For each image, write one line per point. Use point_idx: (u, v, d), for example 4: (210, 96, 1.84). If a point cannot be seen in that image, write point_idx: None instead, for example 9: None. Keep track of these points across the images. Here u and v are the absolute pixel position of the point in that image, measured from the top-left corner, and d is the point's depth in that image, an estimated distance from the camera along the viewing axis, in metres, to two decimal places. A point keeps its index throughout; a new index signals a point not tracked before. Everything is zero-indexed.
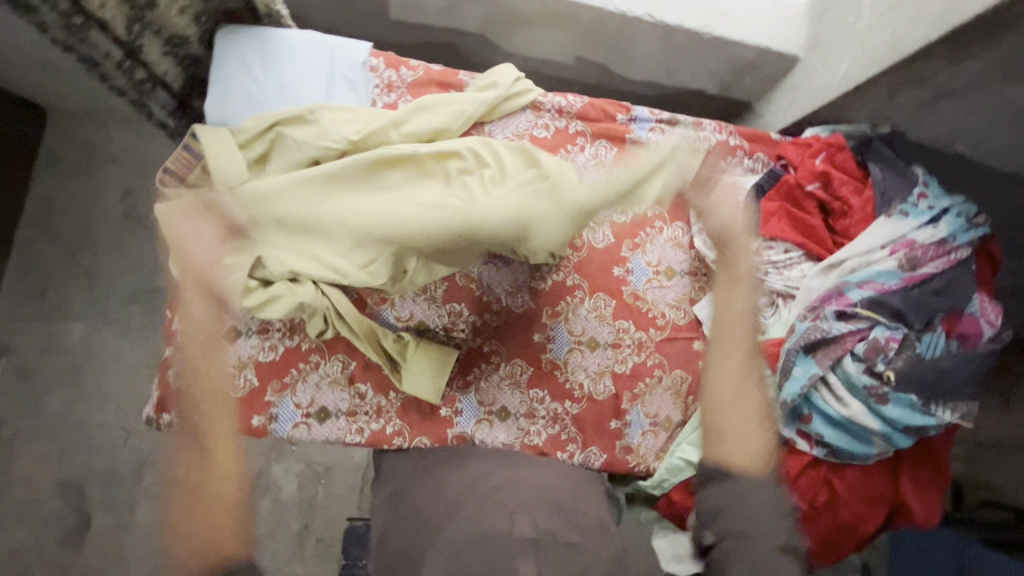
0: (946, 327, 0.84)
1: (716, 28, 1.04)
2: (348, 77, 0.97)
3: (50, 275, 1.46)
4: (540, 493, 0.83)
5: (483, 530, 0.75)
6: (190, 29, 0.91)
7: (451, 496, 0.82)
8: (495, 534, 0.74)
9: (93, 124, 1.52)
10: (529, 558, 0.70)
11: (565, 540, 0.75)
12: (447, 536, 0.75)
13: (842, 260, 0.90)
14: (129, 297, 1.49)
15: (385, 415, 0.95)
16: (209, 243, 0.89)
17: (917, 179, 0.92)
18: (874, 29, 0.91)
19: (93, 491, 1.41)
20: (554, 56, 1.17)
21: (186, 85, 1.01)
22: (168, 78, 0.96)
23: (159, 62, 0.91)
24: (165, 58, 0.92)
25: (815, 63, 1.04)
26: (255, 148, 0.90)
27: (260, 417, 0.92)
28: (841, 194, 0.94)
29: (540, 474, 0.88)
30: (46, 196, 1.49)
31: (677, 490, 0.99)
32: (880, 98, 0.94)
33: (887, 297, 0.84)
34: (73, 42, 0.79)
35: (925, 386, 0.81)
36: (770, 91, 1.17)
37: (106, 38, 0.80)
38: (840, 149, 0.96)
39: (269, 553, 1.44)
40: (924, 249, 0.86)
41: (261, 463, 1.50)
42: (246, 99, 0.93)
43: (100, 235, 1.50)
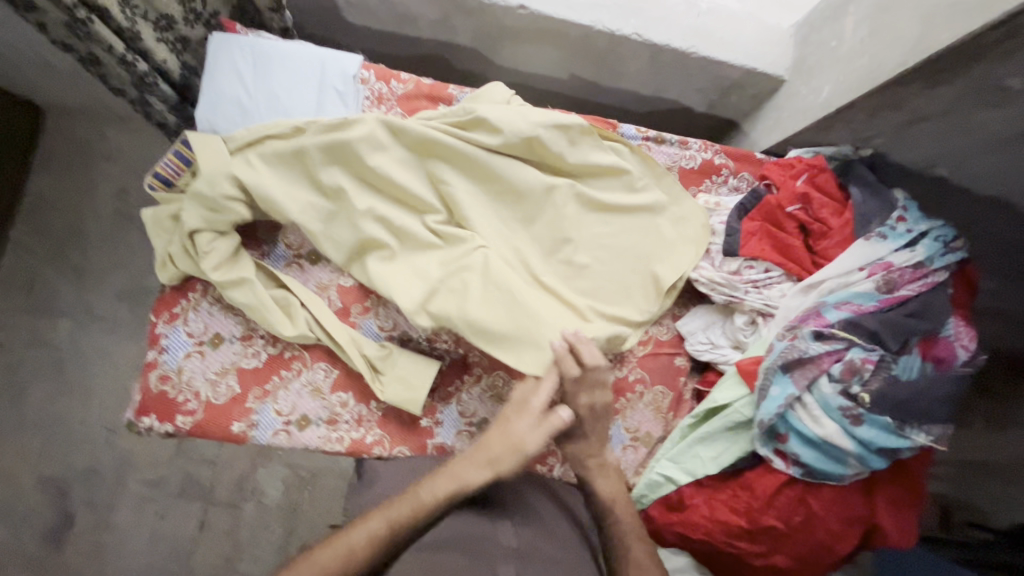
0: (921, 349, 0.85)
1: (703, 48, 1.05)
2: (338, 87, 0.98)
3: (43, 274, 1.52)
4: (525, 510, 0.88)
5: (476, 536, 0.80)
6: (172, 6, 0.92)
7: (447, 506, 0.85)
8: (482, 539, 0.80)
9: (93, 127, 1.57)
10: (510, 564, 0.76)
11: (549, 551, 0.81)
12: (434, 536, 0.79)
13: (821, 280, 0.91)
14: (119, 298, 1.54)
15: (366, 425, 0.95)
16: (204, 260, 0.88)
17: (896, 203, 0.93)
18: (856, 54, 0.93)
19: (76, 491, 1.45)
20: (546, 72, 1.19)
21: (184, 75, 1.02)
22: (168, 67, 0.96)
23: (156, 49, 0.92)
24: (159, 45, 0.93)
25: (799, 85, 1.06)
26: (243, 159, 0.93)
27: (240, 423, 0.92)
28: (821, 215, 0.95)
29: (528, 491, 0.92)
30: (44, 195, 1.55)
31: (655, 506, 0.98)
32: (860, 120, 0.95)
33: (863, 318, 0.85)
34: (80, 37, 0.81)
35: (900, 408, 0.81)
36: (758, 111, 1.19)
37: (109, 28, 0.81)
38: (822, 171, 0.97)
39: (248, 559, 1.45)
40: (901, 273, 0.87)
41: (244, 468, 1.50)
42: (237, 107, 0.95)
43: (93, 234, 1.55)
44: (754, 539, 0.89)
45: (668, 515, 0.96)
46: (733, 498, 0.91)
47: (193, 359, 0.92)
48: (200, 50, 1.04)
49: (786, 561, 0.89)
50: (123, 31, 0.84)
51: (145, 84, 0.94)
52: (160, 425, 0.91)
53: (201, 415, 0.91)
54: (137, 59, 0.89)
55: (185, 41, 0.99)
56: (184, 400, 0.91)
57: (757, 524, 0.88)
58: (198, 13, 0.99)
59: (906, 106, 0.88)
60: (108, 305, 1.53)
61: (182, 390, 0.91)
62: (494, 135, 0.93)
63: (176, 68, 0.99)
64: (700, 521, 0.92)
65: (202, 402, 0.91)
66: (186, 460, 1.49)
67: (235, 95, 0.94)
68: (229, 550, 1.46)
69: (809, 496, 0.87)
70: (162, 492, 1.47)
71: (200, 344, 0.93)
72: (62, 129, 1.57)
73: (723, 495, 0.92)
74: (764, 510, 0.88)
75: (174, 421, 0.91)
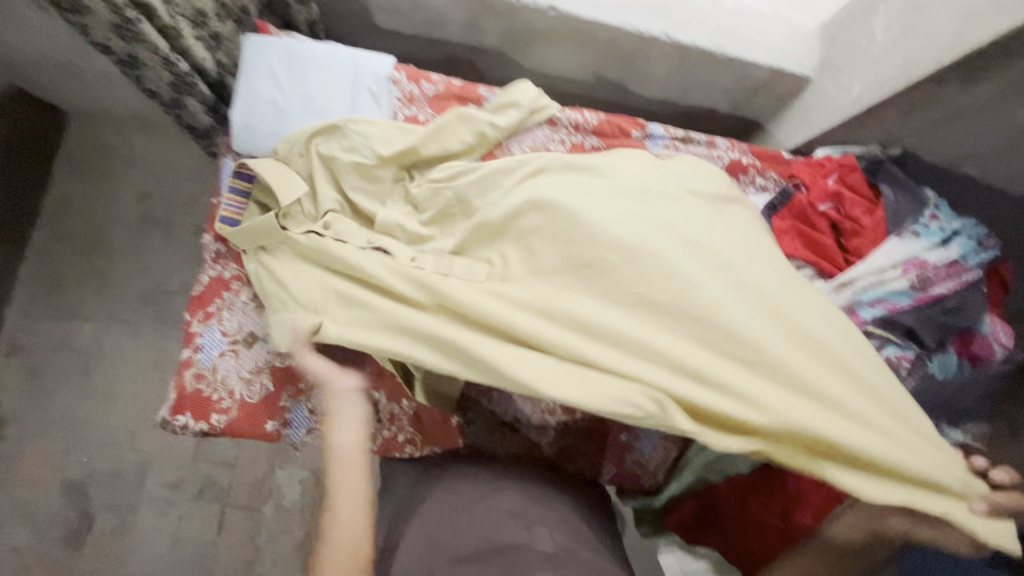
0: (957, 348, 0.85)
1: (730, 48, 1.06)
2: (371, 88, 0.99)
3: (65, 276, 1.53)
4: (553, 515, 0.82)
5: (507, 542, 0.74)
6: (206, 3, 0.94)
7: (476, 509, 0.80)
8: (515, 546, 0.74)
9: (116, 131, 1.59)
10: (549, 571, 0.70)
11: (584, 558, 0.76)
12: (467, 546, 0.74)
13: (853, 278, 0.89)
14: (140, 299, 1.55)
15: (398, 422, 0.98)
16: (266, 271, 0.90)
17: (928, 202, 0.94)
18: (888, 53, 0.93)
19: (97, 492, 1.45)
20: (571, 73, 1.20)
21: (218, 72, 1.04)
22: (206, 64, 0.98)
23: (194, 46, 0.93)
24: (197, 43, 0.95)
25: (827, 85, 1.06)
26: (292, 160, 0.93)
27: (275, 422, 0.92)
28: (852, 214, 0.95)
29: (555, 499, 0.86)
30: (66, 198, 1.57)
31: (688, 503, 1.02)
32: (892, 119, 0.96)
33: (898, 316, 0.85)
34: (126, 37, 0.84)
35: (936, 406, 0.82)
36: (783, 112, 1.19)
37: (153, 28, 0.84)
38: (853, 170, 0.98)
39: (268, 560, 1.45)
40: (935, 270, 0.87)
41: (264, 470, 1.51)
42: (273, 108, 0.95)
43: (115, 237, 1.57)
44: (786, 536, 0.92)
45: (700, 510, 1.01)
46: (766, 496, 0.94)
47: (228, 358, 0.93)
48: (234, 52, 1.05)
49: None
50: (167, 29, 0.86)
51: (184, 83, 0.96)
52: (194, 423, 0.91)
53: (235, 414, 0.91)
54: (178, 58, 0.91)
55: (219, 38, 1.01)
56: (218, 398, 0.91)
57: (792, 523, 0.90)
58: (229, 8, 1.00)
59: (942, 105, 0.88)
60: (129, 307, 1.54)
61: (216, 389, 0.92)
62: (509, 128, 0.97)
63: (213, 67, 1.01)
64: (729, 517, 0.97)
65: (236, 401, 0.92)
66: (207, 461, 1.50)
67: (270, 96, 0.95)
68: (250, 551, 1.46)
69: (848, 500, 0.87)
70: (183, 493, 1.48)
71: (234, 342, 0.93)
72: (85, 132, 1.59)
73: (756, 494, 0.94)
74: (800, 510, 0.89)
75: (208, 420, 0.91)
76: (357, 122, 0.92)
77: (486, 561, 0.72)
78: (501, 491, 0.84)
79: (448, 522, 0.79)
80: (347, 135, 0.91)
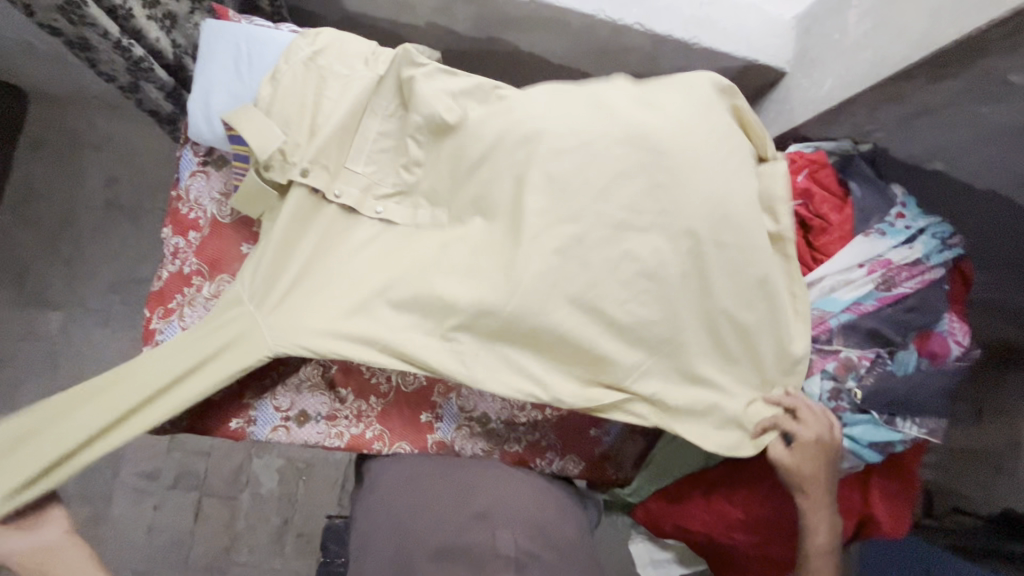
0: (917, 344, 0.87)
1: (705, 39, 1.04)
2: (312, 48, 0.92)
3: (31, 262, 1.49)
4: (529, 519, 0.84)
5: (471, 548, 0.77)
6: None
7: (430, 513, 0.83)
8: (479, 556, 0.76)
9: (78, 113, 1.54)
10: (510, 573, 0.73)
11: (546, 560, 0.78)
12: (435, 550, 0.77)
13: (820, 278, 0.90)
14: (111, 287, 1.52)
15: (365, 420, 0.95)
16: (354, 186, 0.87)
17: (896, 199, 0.93)
18: (859, 47, 0.92)
19: (69, 484, 1.43)
20: (546, 60, 1.17)
21: (176, 54, 0.99)
22: (160, 45, 0.94)
23: (147, 27, 0.89)
24: (150, 23, 0.91)
25: (801, 78, 1.05)
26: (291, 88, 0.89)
27: (239, 420, 0.92)
28: (821, 211, 0.93)
29: (519, 490, 0.89)
30: (30, 182, 1.52)
31: (655, 498, 1.01)
32: (861, 115, 0.95)
33: (862, 320, 0.86)
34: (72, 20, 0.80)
35: (893, 403, 0.83)
36: (759, 103, 1.17)
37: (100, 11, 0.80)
38: (823, 166, 0.96)
39: (248, 547, 1.46)
40: (899, 270, 0.87)
41: (241, 458, 1.50)
42: (229, 97, 0.91)
43: (83, 223, 1.53)
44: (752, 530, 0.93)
45: (666, 504, 1.00)
46: (732, 493, 0.94)
47: None
48: (189, 33, 1.01)
49: (783, 553, 0.93)
50: (114, 9, 0.82)
51: (140, 69, 0.92)
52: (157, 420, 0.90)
53: (198, 412, 0.91)
54: (132, 43, 0.87)
55: (173, 18, 0.96)
56: None
57: (755, 515, 0.92)
58: None
59: (910, 101, 0.88)
60: (98, 294, 1.51)
61: None
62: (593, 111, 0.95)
63: (169, 49, 0.96)
64: (699, 513, 0.96)
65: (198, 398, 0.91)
66: (180, 452, 1.48)
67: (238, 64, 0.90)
68: (228, 539, 1.46)
69: None
70: (158, 482, 1.46)
71: None
72: (47, 114, 1.53)
73: (723, 489, 0.95)
74: (762, 504, 0.92)
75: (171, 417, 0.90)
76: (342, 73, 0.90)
77: (450, 563, 0.75)
78: (429, 478, 0.88)
79: (405, 524, 0.82)
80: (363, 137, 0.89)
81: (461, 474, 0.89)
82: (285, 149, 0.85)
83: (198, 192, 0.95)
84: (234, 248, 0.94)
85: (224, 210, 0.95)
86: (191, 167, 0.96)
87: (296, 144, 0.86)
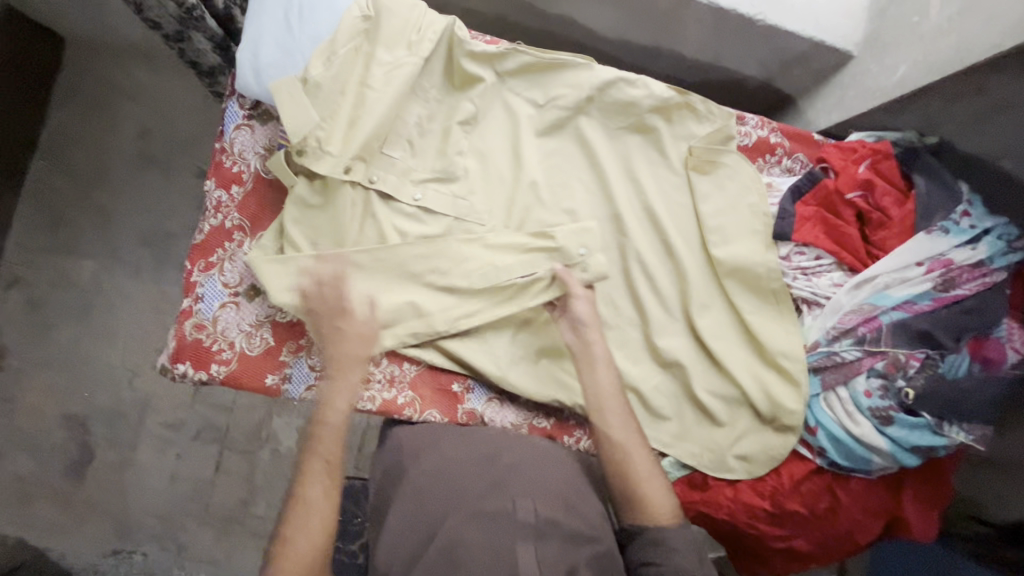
0: (971, 348, 0.84)
1: (771, 15, 0.99)
2: (365, 12, 0.90)
3: (65, 209, 1.50)
4: (556, 486, 0.83)
5: (490, 508, 0.78)
6: None
7: (458, 475, 0.83)
8: (501, 514, 0.77)
9: (113, 61, 1.53)
10: (529, 542, 0.75)
11: (571, 529, 0.78)
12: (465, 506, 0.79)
13: (875, 275, 0.88)
14: (141, 240, 1.52)
15: (398, 385, 0.95)
16: (382, 183, 0.92)
17: (963, 196, 0.89)
18: (941, 33, 0.87)
19: (97, 427, 1.46)
20: (598, 30, 1.12)
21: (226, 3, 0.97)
22: None
23: None
24: None
25: (869, 63, 1.00)
26: (346, 45, 0.88)
27: (274, 376, 0.91)
28: (882, 205, 0.91)
29: (544, 457, 0.87)
30: (63, 128, 1.51)
31: (677, 483, 0.96)
32: (934, 105, 0.90)
33: (915, 319, 0.84)
34: None
35: (941, 406, 0.81)
36: (818, 88, 1.12)
37: None
38: (886, 157, 0.93)
39: (265, 501, 1.47)
40: (960, 271, 0.85)
41: (261, 415, 1.51)
42: (279, 49, 0.89)
43: (115, 172, 1.53)
44: (776, 522, 0.91)
45: (690, 493, 0.95)
46: (759, 482, 0.92)
47: (229, 310, 0.91)
48: None
49: (806, 545, 0.90)
50: None
51: (191, 17, 0.90)
52: (194, 372, 0.90)
53: (235, 366, 0.90)
54: None
55: None
56: (218, 350, 0.90)
57: (781, 508, 0.90)
58: None
59: (991, 93, 0.83)
60: (129, 243, 1.52)
61: (216, 340, 0.90)
62: (645, 94, 0.96)
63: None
64: (723, 502, 0.92)
65: (236, 353, 0.91)
66: (203, 405, 1.50)
67: (296, 22, 0.90)
68: (245, 491, 1.47)
69: (838, 486, 0.89)
70: (182, 433, 1.48)
71: (235, 295, 0.92)
72: (81, 59, 1.52)
73: (749, 479, 0.92)
74: (790, 496, 0.90)
75: (208, 370, 0.90)
76: (395, 37, 0.90)
77: (475, 531, 0.76)
78: (443, 470, 0.84)
79: (430, 490, 0.82)
80: (410, 139, 0.95)
81: (484, 438, 0.88)
82: (321, 136, 0.87)
83: (241, 146, 0.94)
84: (276, 207, 0.95)
85: (267, 167, 0.94)
86: (236, 120, 0.94)
87: (330, 131, 0.87)
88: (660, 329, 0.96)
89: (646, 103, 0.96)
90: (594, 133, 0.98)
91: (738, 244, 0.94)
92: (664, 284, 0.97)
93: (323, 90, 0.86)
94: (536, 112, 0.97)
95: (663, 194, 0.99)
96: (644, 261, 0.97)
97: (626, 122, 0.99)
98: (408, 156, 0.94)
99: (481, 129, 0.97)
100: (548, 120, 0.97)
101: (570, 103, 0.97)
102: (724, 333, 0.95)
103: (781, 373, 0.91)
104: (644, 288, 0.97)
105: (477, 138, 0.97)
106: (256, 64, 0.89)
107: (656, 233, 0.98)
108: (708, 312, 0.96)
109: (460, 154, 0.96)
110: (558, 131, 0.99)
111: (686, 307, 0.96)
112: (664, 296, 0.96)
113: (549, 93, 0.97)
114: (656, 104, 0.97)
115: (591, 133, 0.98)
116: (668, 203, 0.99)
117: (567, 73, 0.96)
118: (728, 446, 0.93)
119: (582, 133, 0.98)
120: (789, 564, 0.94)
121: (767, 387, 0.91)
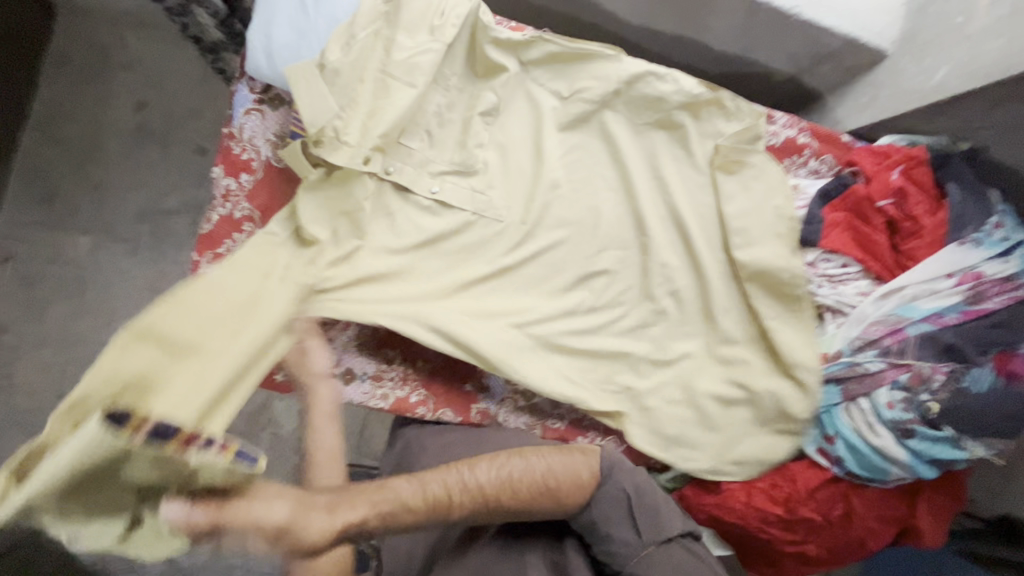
0: (997, 361, 0.80)
1: (806, 9, 0.95)
2: None
3: (58, 184, 1.45)
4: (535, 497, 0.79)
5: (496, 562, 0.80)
6: None
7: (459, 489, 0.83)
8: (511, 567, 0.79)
9: (109, 29, 1.46)
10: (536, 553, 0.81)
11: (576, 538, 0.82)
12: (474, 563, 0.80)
13: (902, 285, 0.87)
14: (137, 217, 1.46)
15: (411, 384, 0.92)
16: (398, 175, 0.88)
17: (994, 208, 0.87)
18: (988, 35, 0.84)
19: None
20: (622, 17, 1.08)
21: None
22: None
23: None
24: None
25: (905, 63, 0.97)
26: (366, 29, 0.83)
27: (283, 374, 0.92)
28: (914, 213, 0.89)
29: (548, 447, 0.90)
30: (55, 98, 1.45)
31: (689, 485, 0.96)
32: (973, 110, 0.88)
33: (942, 332, 0.83)
34: None
35: (965, 421, 0.80)
36: (847, 86, 1.09)
37: None
38: (920, 163, 0.90)
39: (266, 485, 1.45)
40: (990, 284, 0.84)
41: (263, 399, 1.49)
42: (293, 30, 0.84)
43: (110, 146, 1.47)
44: (789, 528, 0.89)
45: (701, 496, 0.94)
46: (772, 488, 0.91)
47: None
48: None
49: (817, 550, 0.90)
50: None
51: None
52: None
53: None
54: None
55: None
56: None
57: (794, 514, 0.88)
58: None
59: None
60: (126, 220, 1.46)
61: None
62: (674, 88, 0.92)
63: None
64: (736, 506, 0.92)
65: None
66: None
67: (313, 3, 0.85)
68: None
69: (854, 494, 0.88)
70: None
71: None
72: (74, 27, 1.45)
73: (763, 484, 0.91)
74: (804, 502, 0.88)
75: None
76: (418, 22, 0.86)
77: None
78: None
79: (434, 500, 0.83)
80: (430, 129, 0.91)
81: (497, 439, 0.87)
82: (337, 126, 0.82)
83: (251, 131, 0.89)
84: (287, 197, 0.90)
85: (277, 154, 0.90)
86: (246, 104, 0.89)
87: (349, 118, 0.83)
88: (679, 331, 0.94)
89: (673, 98, 0.93)
90: (620, 126, 0.95)
91: (763, 248, 0.92)
92: (685, 285, 0.95)
93: (341, 77, 0.82)
94: (560, 104, 0.94)
95: (687, 192, 0.96)
96: (665, 260, 0.94)
97: (653, 117, 0.95)
98: (426, 146, 0.91)
99: (503, 120, 0.94)
100: (572, 113, 0.94)
101: (597, 95, 0.93)
102: (743, 337, 0.94)
103: (801, 381, 0.90)
104: (665, 289, 0.95)
105: (497, 128, 0.93)
106: (269, 45, 0.84)
107: (679, 232, 0.96)
108: (727, 315, 0.94)
109: (481, 146, 0.92)
110: (582, 125, 0.95)
111: (705, 308, 0.95)
112: (684, 297, 0.95)
113: (574, 85, 0.93)
114: (686, 100, 0.93)
115: (614, 126, 0.95)
116: (691, 201, 0.96)
117: (594, 63, 0.92)
118: (739, 451, 0.92)
119: (607, 126, 0.95)
120: (799, 568, 0.93)
121: (787, 393, 0.90)
